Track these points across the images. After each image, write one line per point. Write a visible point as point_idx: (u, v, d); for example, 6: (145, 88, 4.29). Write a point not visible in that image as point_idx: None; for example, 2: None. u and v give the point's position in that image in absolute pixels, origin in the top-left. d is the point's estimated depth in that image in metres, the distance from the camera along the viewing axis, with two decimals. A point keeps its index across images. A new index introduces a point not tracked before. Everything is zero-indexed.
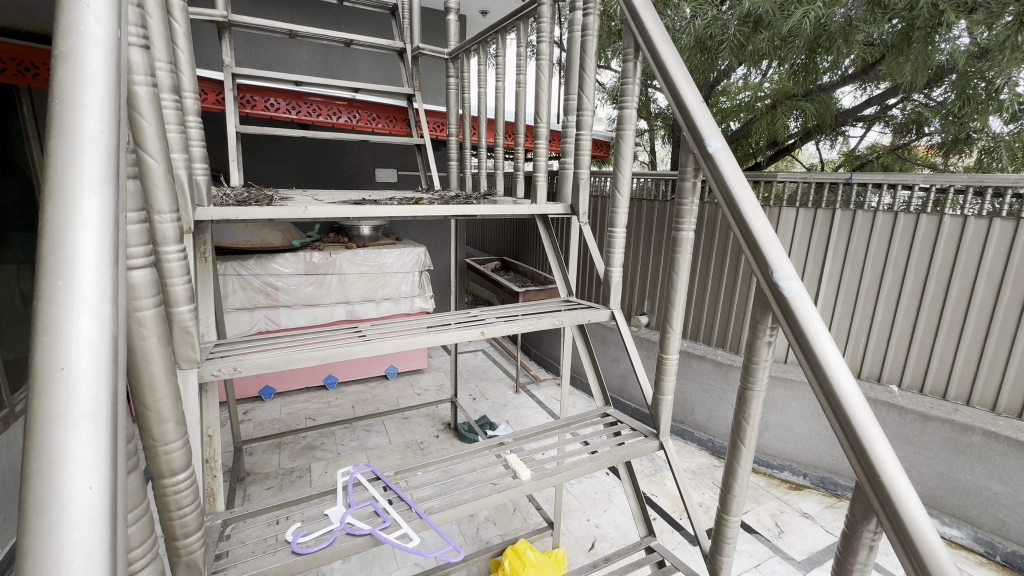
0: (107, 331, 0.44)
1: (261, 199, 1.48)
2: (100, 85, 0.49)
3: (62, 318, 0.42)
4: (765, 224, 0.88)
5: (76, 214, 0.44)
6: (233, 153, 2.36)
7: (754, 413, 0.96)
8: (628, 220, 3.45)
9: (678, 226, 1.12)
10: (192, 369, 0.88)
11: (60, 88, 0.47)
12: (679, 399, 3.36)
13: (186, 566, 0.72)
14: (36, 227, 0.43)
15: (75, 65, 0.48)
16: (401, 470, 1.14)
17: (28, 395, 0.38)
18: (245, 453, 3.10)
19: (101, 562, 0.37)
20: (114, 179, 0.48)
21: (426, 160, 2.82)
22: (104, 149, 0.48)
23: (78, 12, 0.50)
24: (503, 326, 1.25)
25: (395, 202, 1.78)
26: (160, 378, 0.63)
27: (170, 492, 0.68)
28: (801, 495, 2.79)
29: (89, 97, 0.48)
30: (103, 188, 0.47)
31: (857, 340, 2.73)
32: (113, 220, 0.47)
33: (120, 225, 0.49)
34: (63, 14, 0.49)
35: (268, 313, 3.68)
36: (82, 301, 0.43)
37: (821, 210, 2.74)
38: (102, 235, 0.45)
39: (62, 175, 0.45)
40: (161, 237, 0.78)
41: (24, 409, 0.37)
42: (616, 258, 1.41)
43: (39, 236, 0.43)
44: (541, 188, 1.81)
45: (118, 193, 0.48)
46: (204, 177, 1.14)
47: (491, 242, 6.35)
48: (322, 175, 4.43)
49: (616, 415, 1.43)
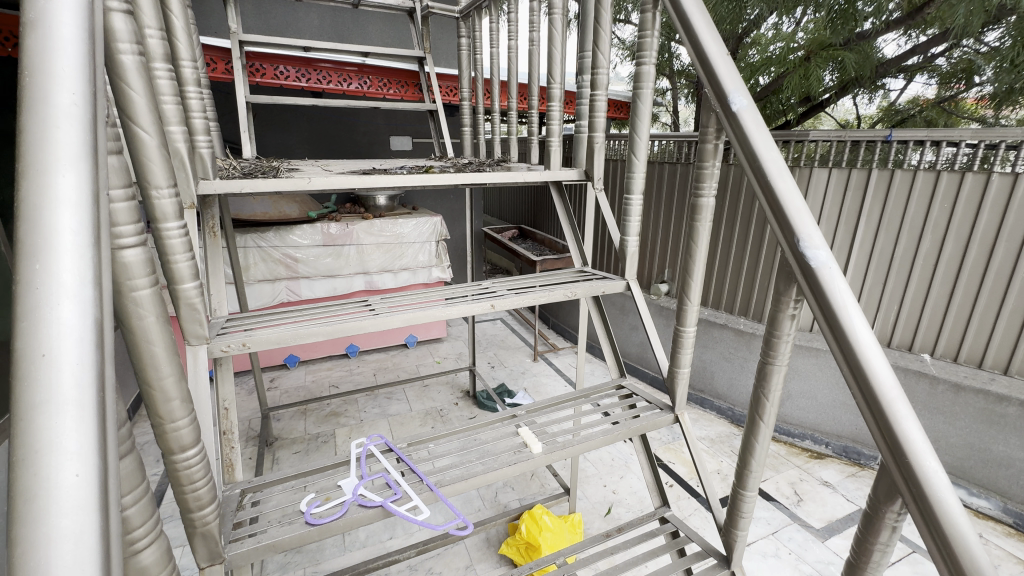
0: (90, 315, 0.42)
1: (268, 170, 1.46)
2: (73, 53, 0.46)
3: (41, 303, 0.40)
4: (792, 188, 0.81)
5: (51, 193, 0.42)
6: (244, 124, 2.33)
7: (774, 388, 0.91)
8: (648, 185, 3.33)
9: (698, 192, 1.05)
10: (202, 346, 0.88)
11: (29, 58, 0.44)
12: (699, 367, 3.32)
13: (203, 537, 0.74)
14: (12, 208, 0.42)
15: (44, 33, 0.45)
16: (414, 442, 1.15)
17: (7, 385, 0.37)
18: (273, 419, 3.22)
19: (90, 549, 0.37)
20: (93, 155, 0.46)
21: (439, 127, 2.75)
22: (79, 124, 0.45)
23: None
24: (514, 299, 1.22)
25: (405, 171, 1.74)
26: (162, 358, 0.63)
27: (181, 467, 0.69)
28: (822, 463, 2.76)
29: (60, 66, 0.45)
30: (81, 164, 0.44)
31: (888, 308, 2.62)
32: (92, 198, 0.45)
33: (102, 204, 0.48)
34: None
35: (289, 284, 3.74)
36: (61, 284, 0.41)
37: (856, 170, 2.58)
38: (80, 215, 0.43)
39: (35, 152, 0.43)
40: (161, 214, 0.77)
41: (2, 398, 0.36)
42: (632, 226, 1.35)
43: (14, 218, 0.41)
44: (555, 154, 1.74)
45: (97, 170, 0.46)
46: (207, 148, 1.12)
47: (508, 209, 6.26)
48: (336, 144, 4.39)
49: (631, 386, 1.40)
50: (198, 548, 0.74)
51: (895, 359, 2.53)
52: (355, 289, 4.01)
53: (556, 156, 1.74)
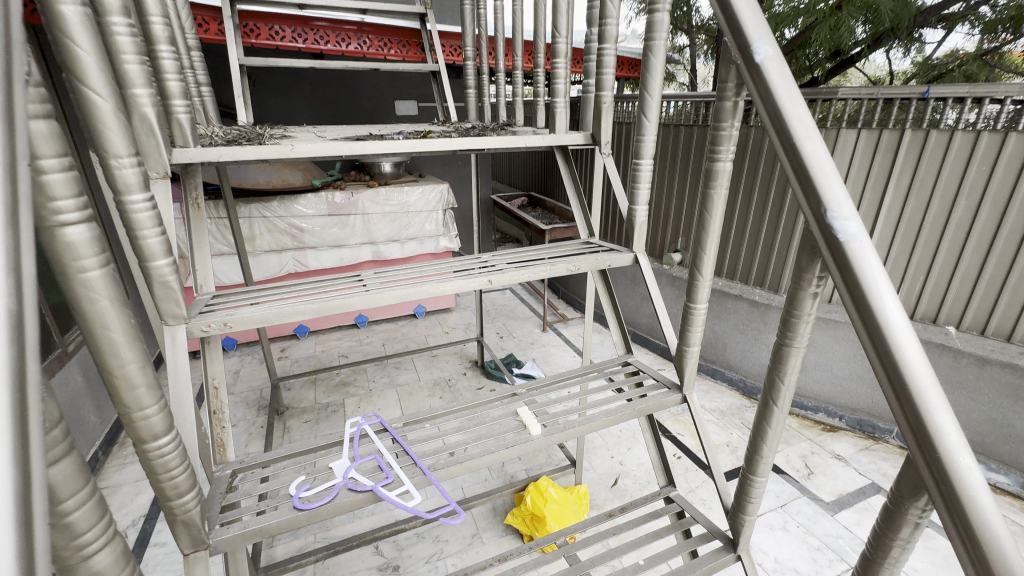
0: None
1: (257, 137, 1.38)
2: None
3: None
4: (820, 149, 0.72)
5: None
6: (238, 89, 2.24)
7: (791, 370, 0.84)
8: (662, 150, 3.18)
9: (714, 156, 0.96)
10: (180, 326, 0.84)
11: None
12: (711, 338, 3.25)
13: (185, 524, 0.71)
14: None
15: None
16: (410, 422, 1.11)
17: None
18: (284, 389, 3.26)
19: None
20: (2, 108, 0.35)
21: (442, 89, 2.61)
22: None
23: None
24: (513, 273, 1.15)
25: (401, 137, 1.65)
26: (123, 344, 0.58)
27: (155, 456, 0.65)
28: (835, 436, 2.71)
29: None
30: None
31: (914, 279, 2.50)
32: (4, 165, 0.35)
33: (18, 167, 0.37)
34: None
35: (296, 255, 3.71)
36: None
37: (887, 131, 2.41)
38: None
39: None
40: (124, 185, 0.71)
41: None
42: (641, 194, 1.26)
43: None
44: (561, 116, 1.63)
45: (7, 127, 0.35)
46: (185, 114, 1.05)
47: (518, 176, 6.11)
48: (339, 109, 4.26)
49: (638, 364, 1.34)
50: (180, 535, 0.72)
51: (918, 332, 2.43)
52: (362, 260, 3.97)
53: (561, 118, 1.63)
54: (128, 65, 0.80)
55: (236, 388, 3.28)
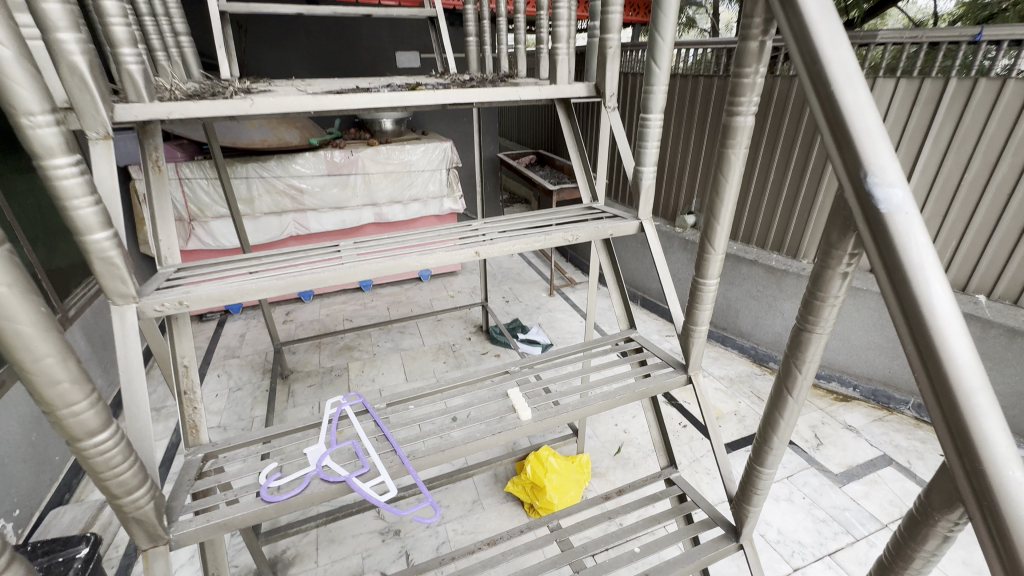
0: None
1: (228, 91, 1.26)
2: None
3: None
4: (863, 99, 0.59)
5: None
6: (220, 39, 2.08)
7: (810, 358, 0.74)
8: (678, 104, 2.96)
9: (733, 109, 0.82)
10: (130, 305, 0.76)
11: None
12: (723, 305, 3.14)
13: (138, 521, 0.67)
14: None
15: None
16: (394, 402, 1.05)
17: None
18: (288, 353, 3.26)
19: None
20: None
21: (440, 38, 2.42)
22: None
23: None
24: (503, 244, 1.04)
25: (389, 89, 1.51)
26: (33, 336, 0.51)
27: (92, 454, 0.59)
28: (847, 406, 2.63)
29: None
30: None
31: (944, 244, 2.34)
32: None
33: None
34: None
35: (297, 217, 3.62)
36: None
37: (930, 81, 2.18)
38: None
39: None
40: (43, 148, 0.61)
41: None
42: (648, 154, 1.13)
43: None
44: (565, 65, 1.47)
45: None
46: (135, 64, 0.93)
47: (527, 133, 5.85)
48: (336, 62, 4.04)
49: (640, 340, 1.25)
50: (134, 531, 0.67)
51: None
52: (364, 222, 3.87)
53: (564, 68, 1.47)
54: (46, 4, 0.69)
55: (241, 352, 3.29)
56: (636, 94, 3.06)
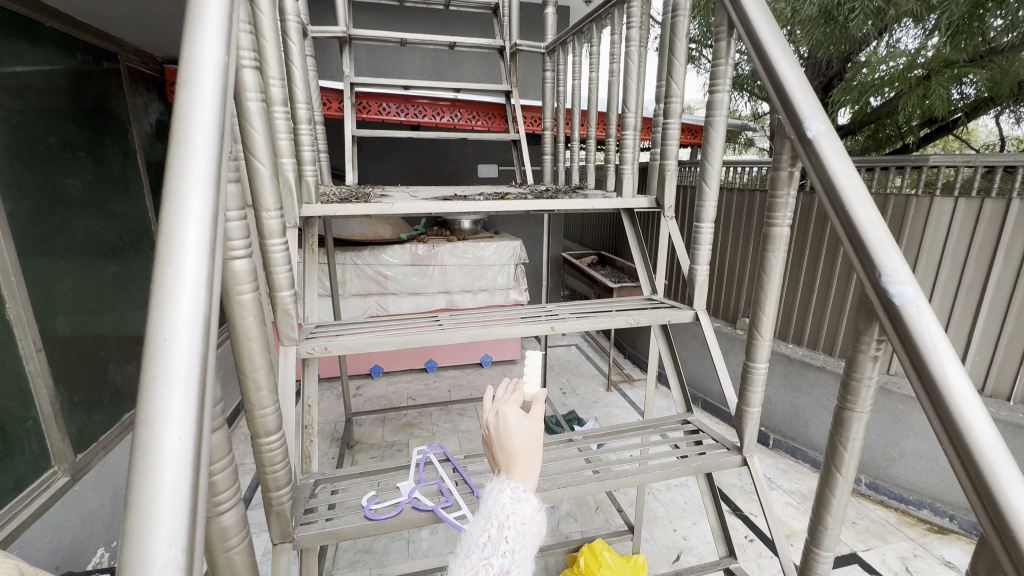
0: (197, 327, 0.52)
1: (362, 196, 1.64)
2: (203, 172, 0.58)
3: (166, 311, 0.51)
4: (875, 219, 0.77)
5: (179, 283, 0.52)
6: (350, 155, 2.63)
7: (854, 436, 0.83)
8: (726, 214, 3.25)
9: (770, 221, 0.99)
10: (292, 347, 1.05)
11: (179, 172, 0.57)
12: (791, 411, 3.03)
13: (278, 515, 0.84)
14: (153, 271, 0.52)
15: (185, 153, 0.58)
16: (471, 454, 1.18)
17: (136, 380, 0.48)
18: (356, 424, 3.48)
19: (181, 518, 0.44)
20: (209, 224, 0.56)
21: (521, 155, 2.82)
22: (202, 227, 0.55)
23: (187, 122, 0.59)
24: (574, 321, 1.24)
25: (483, 197, 1.87)
26: (257, 352, 0.74)
27: (265, 450, 0.80)
28: (944, 540, 2.35)
29: (193, 182, 0.57)
30: (200, 252, 0.54)
31: (1005, 364, 2.36)
32: (208, 245, 0.56)
33: (219, 244, 0.59)
34: (177, 115, 0.60)
35: (378, 300, 4.04)
36: (180, 318, 0.51)
37: (990, 201, 2.27)
38: (197, 269, 0.54)
39: (167, 244, 0.54)
40: (268, 231, 0.92)
41: (152, 375, 0.48)
42: (702, 255, 1.32)
43: (155, 264, 0.52)
44: (629, 181, 1.76)
45: (214, 228, 0.57)
46: (313, 176, 1.31)
47: (591, 235, 6.25)
48: (429, 173, 4.62)
49: (698, 422, 1.31)
50: (273, 524, 0.84)
51: (1022, 417, 2.26)
52: (437, 307, 4.21)
53: (629, 183, 1.75)
54: (281, 142, 1.07)
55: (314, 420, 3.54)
56: (689, 205, 3.36)
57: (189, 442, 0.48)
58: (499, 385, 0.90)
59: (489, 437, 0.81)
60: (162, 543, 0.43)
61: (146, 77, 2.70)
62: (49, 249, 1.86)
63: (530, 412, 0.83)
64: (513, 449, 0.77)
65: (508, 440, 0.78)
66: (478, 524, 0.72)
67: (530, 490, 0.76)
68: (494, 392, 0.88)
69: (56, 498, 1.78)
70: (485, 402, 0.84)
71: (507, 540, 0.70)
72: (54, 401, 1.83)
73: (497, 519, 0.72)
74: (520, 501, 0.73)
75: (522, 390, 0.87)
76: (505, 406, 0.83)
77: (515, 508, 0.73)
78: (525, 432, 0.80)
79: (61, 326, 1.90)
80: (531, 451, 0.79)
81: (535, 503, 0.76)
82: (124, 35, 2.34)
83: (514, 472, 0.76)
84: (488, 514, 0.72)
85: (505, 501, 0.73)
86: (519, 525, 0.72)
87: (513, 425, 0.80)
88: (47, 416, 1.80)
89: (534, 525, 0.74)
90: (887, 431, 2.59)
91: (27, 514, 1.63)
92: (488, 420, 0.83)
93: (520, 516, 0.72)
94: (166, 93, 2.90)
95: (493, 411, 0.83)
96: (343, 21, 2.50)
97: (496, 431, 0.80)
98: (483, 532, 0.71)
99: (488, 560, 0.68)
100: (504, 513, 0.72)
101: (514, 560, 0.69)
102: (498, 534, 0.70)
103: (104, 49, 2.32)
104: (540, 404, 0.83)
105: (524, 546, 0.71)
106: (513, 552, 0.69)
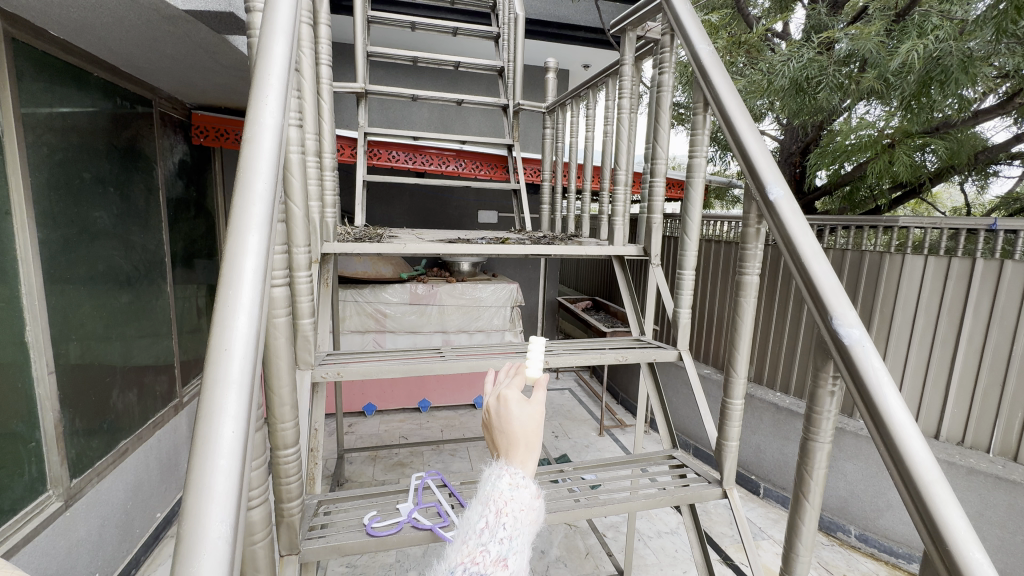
0: (249, 341, 0.61)
1: (373, 236, 1.77)
2: (261, 212, 0.69)
3: (226, 325, 0.61)
4: (827, 271, 0.89)
5: (237, 303, 0.62)
6: (360, 197, 2.78)
7: (818, 466, 0.92)
8: (712, 265, 3.42)
9: (741, 270, 1.11)
10: (308, 371, 1.15)
11: (241, 213, 0.68)
12: (781, 459, 3.06)
13: (287, 525, 0.90)
14: (217, 293, 0.63)
15: (247, 197, 0.69)
16: (467, 481, 1.24)
17: (199, 381, 0.57)
18: (346, 462, 3.46)
19: (230, 498, 0.52)
20: (262, 257, 0.67)
21: (520, 203, 2.98)
22: (256, 258, 0.66)
23: (250, 172, 0.71)
24: (566, 356, 1.34)
25: (484, 241, 2.01)
26: (284, 370, 0.83)
27: (282, 461, 0.88)
28: None
29: (252, 221, 0.68)
30: (253, 280, 0.65)
31: (982, 417, 2.45)
32: (262, 272, 0.66)
33: (268, 273, 0.69)
34: (240, 168, 0.72)
35: (376, 337, 4.09)
36: (239, 331, 0.61)
37: (957, 260, 2.43)
38: (251, 291, 0.64)
39: (229, 271, 0.64)
40: (296, 264, 1.04)
41: (211, 378, 0.57)
42: (684, 299, 1.44)
43: (219, 287, 0.63)
44: (621, 231, 1.91)
45: (266, 260, 0.68)
46: (332, 217, 1.45)
47: (586, 281, 6.40)
48: (431, 217, 4.81)
49: (683, 457, 1.38)
50: (283, 536, 0.91)
51: (1001, 470, 2.32)
52: (433, 346, 4.27)
53: (620, 232, 1.90)
54: (311, 186, 1.22)
55: None
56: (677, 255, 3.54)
57: (238, 436, 0.56)
58: (501, 369, 0.94)
59: (492, 419, 0.87)
60: (216, 519, 0.51)
61: (174, 121, 2.90)
62: (72, 277, 1.97)
63: (531, 397, 0.89)
64: (514, 433, 0.84)
65: (509, 425, 0.84)
66: (476, 510, 0.80)
67: (529, 477, 0.83)
68: (495, 376, 0.93)
69: (46, 523, 1.77)
70: (488, 382, 0.89)
71: (504, 527, 0.78)
72: (58, 424, 1.87)
73: (495, 506, 0.80)
74: (519, 487, 0.81)
75: (523, 373, 0.92)
76: (506, 390, 0.88)
77: (513, 494, 0.81)
78: (526, 413, 0.85)
79: (72, 352, 1.96)
80: (531, 437, 0.85)
81: (533, 490, 0.83)
82: (159, 83, 2.54)
83: (514, 458, 0.83)
84: (486, 501, 0.80)
85: (505, 488, 0.80)
86: (516, 512, 0.80)
87: (514, 409, 0.85)
88: (49, 439, 1.84)
89: (531, 510, 0.81)
90: (873, 481, 2.64)
91: (18, 537, 1.64)
92: (490, 403, 0.88)
93: (518, 502, 0.80)
94: (191, 136, 3.10)
95: (495, 394, 0.89)
96: (361, 78, 2.72)
97: (498, 414, 0.86)
98: (481, 517, 0.79)
99: (485, 546, 0.77)
100: (503, 500, 0.80)
101: (510, 547, 0.77)
102: (496, 520, 0.78)
103: (140, 95, 2.51)
104: (541, 389, 0.87)
105: (522, 532, 0.79)
106: (510, 539, 0.78)
